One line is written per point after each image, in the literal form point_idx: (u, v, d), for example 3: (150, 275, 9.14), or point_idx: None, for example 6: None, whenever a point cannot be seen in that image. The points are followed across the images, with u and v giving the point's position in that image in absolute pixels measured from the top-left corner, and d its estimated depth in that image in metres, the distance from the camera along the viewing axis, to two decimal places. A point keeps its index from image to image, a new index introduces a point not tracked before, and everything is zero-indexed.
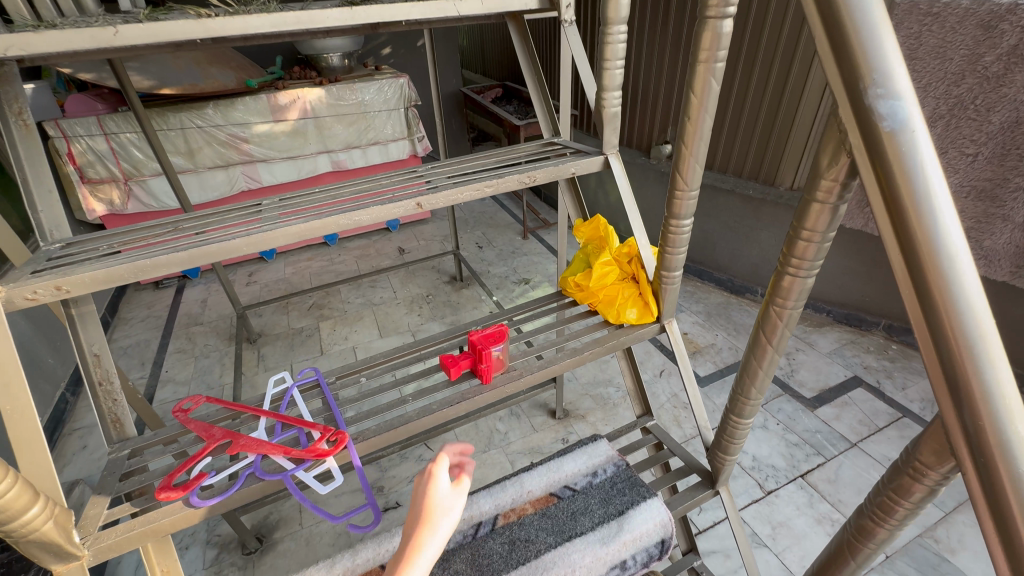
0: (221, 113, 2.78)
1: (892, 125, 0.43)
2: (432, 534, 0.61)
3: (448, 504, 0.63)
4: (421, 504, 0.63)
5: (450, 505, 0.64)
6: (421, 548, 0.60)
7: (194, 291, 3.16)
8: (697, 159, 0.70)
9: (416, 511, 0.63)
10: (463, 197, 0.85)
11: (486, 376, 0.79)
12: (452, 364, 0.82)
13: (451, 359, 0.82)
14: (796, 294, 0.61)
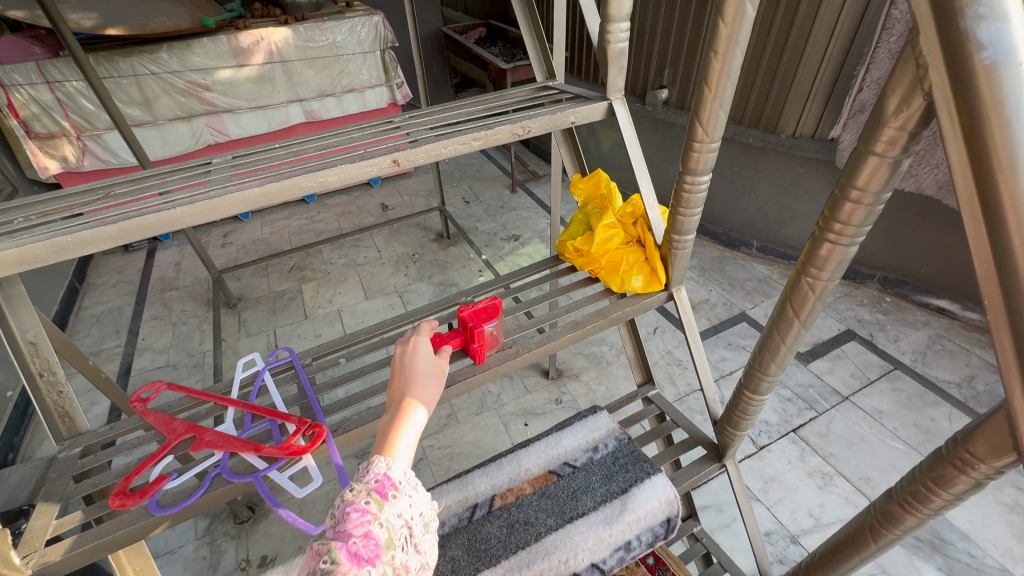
0: (177, 58, 2.53)
1: (994, 57, 0.32)
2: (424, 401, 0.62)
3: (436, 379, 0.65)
4: (413, 376, 0.64)
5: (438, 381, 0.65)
6: (414, 418, 0.60)
7: (166, 254, 3.00)
8: (722, 104, 0.59)
9: (407, 382, 0.63)
10: (446, 152, 0.74)
11: (479, 357, 0.74)
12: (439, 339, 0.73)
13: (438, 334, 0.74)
14: (834, 264, 0.52)
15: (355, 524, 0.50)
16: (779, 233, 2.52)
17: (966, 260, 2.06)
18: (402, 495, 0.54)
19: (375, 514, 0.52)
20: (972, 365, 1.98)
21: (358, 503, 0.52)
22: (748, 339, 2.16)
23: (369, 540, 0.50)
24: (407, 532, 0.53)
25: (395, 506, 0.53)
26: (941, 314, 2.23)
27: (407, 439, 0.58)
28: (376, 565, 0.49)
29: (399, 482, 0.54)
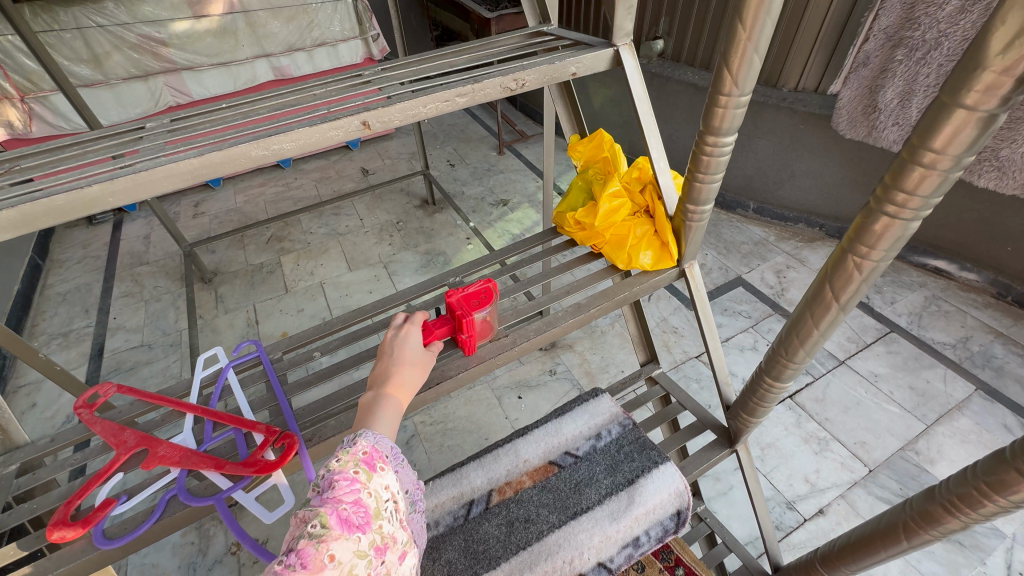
0: (124, 8, 2.27)
1: None
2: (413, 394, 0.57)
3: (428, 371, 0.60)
4: (405, 362, 0.57)
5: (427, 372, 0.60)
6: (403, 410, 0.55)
7: (134, 226, 2.83)
8: (756, 47, 0.49)
9: (398, 368, 0.57)
10: (427, 112, 0.63)
11: (468, 348, 0.67)
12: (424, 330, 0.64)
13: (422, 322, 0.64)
14: (890, 239, 0.44)
15: (344, 491, 0.45)
16: (776, 193, 2.44)
17: (967, 219, 2.01)
18: (389, 466, 0.50)
19: (364, 483, 0.47)
20: (968, 326, 1.97)
21: (344, 472, 0.46)
22: (744, 304, 2.12)
23: (359, 508, 0.45)
24: (392, 507, 0.49)
25: (383, 477, 0.48)
26: (938, 274, 2.20)
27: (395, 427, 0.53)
28: (366, 533, 0.44)
29: (387, 455, 0.50)
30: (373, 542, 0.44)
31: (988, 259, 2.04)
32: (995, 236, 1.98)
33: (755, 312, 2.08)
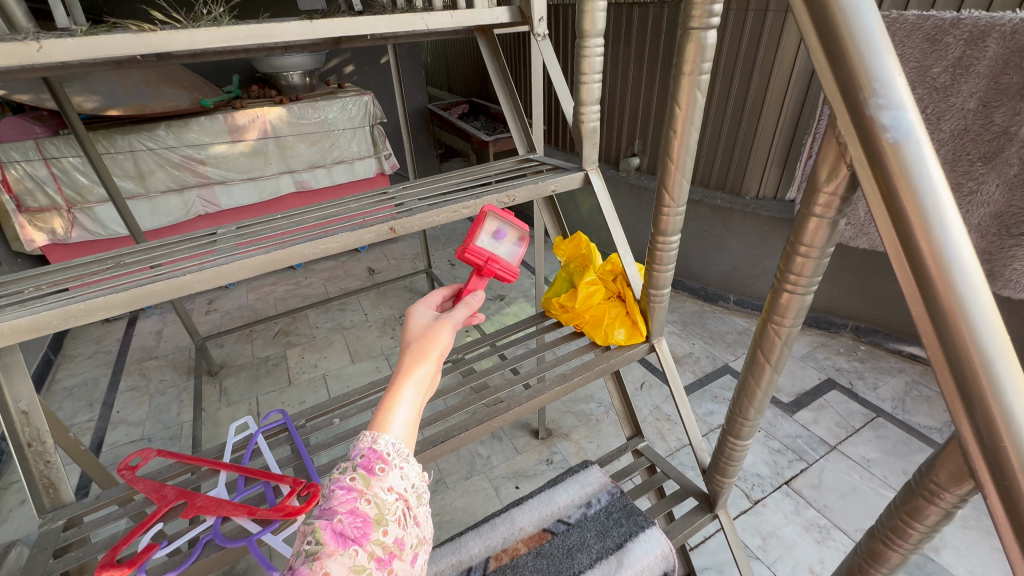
0: (173, 135, 2.64)
1: (896, 137, 0.41)
2: (427, 364, 0.53)
3: (438, 335, 0.55)
4: (410, 341, 0.56)
5: (443, 337, 0.56)
6: (412, 385, 0.52)
7: (148, 322, 2.97)
8: (683, 173, 0.67)
9: (403, 348, 0.55)
10: (439, 220, 0.80)
11: (494, 271, 0.75)
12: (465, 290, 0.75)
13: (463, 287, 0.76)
14: (795, 310, 0.58)
15: (340, 501, 0.45)
16: (753, 287, 2.64)
17: None
18: (391, 466, 0.48)
19: (361, 489, 0.46)
20: None
21: (344, 480, 0.47)
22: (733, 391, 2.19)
23: (356, 517, 0.45)
24: (401, 507, 0.48)
25: (384, 480, 0.48)
26: (914, 360, 2.31)
27: (401, 409, 0.50)
28: (364, 545, 0.43)
29: (388, 454, 0.48)
30: (373, 553, 0.44)
31: None
32: None
33: None
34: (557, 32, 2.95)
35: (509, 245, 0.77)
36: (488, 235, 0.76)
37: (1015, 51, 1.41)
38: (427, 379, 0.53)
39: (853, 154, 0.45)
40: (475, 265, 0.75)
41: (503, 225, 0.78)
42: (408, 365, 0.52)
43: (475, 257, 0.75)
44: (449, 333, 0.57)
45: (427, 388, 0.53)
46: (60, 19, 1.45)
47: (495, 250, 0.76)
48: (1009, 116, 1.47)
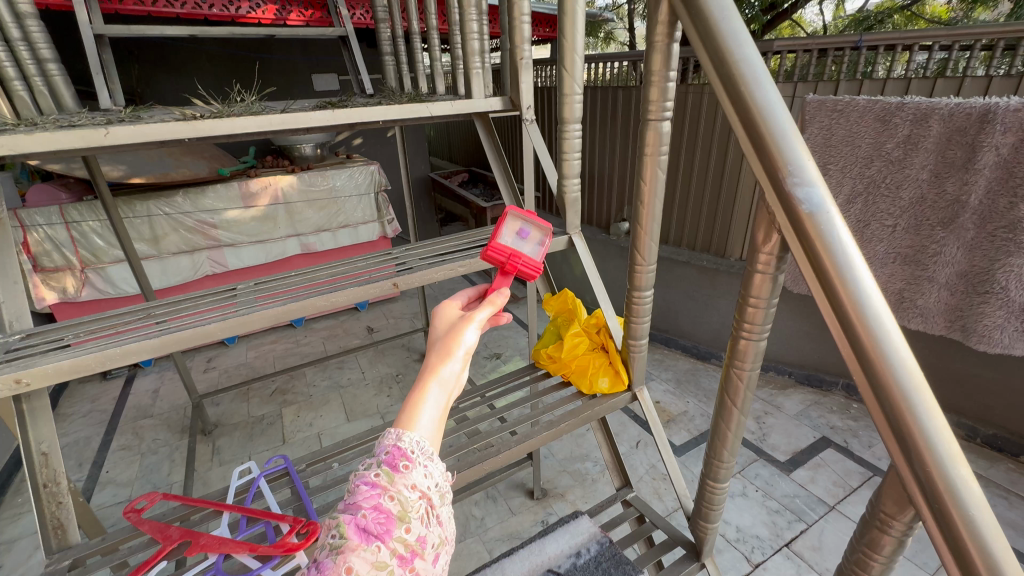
0: (190, 201, 2.82)
1: (810, 207, 0.51)
2: (454, 360, 0.50)
3: (464, 331, 0.52)
4: (437, 337, 0.53)
5: (471, 331, 0.53)
6: (438, 384, 0.49)
7: (145, 380, 2.98)
8: (652, 236, 0.77)
9: (429, 346, 0.53)
10: (438, 277, 0.88)
11: (517, 269, 0.68)
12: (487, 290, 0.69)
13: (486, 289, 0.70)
14: (752, 356, 0.65)
15: (364, 496, 0.44)
16: None
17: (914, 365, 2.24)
18: (416, 464, 0.46)
19: (384, 486, 0.45)
20: None
21: (368, 476, 0.46)
22: None
23: (380, 514, 0.44)
24: (425, 505, 0.46)
25: (409, 477, 0.46)
26: None
27: (428, 407, 0.49)
28: (386, 542, 0.43)
29: (413, 452, 0.46)
30: (395, 551, 0.43)
31: (946, 402, 2.21)
32: (941, 379, 2.19)
33: (740, 457, 2.14)
34: (545, 112, 3.23)
35: (533, 242, 0.71)
36: (510, 234, 0.70)
37: (954, 129, 1.56)
38: (455, 376, 0.50)
39: (781, 220, 0.55)
40: (498, 265, 0.69)
41: (527, 223, 0.71)
42: (435, 362, 0.50)
43: (498, 256, 0.69)
44: (478, 329, 0.54)
45: (454, 386, 0.50)
46: (103, 100, 1.64)
47: (518, 247, 0.70)
48: (959, 185, 1.61)
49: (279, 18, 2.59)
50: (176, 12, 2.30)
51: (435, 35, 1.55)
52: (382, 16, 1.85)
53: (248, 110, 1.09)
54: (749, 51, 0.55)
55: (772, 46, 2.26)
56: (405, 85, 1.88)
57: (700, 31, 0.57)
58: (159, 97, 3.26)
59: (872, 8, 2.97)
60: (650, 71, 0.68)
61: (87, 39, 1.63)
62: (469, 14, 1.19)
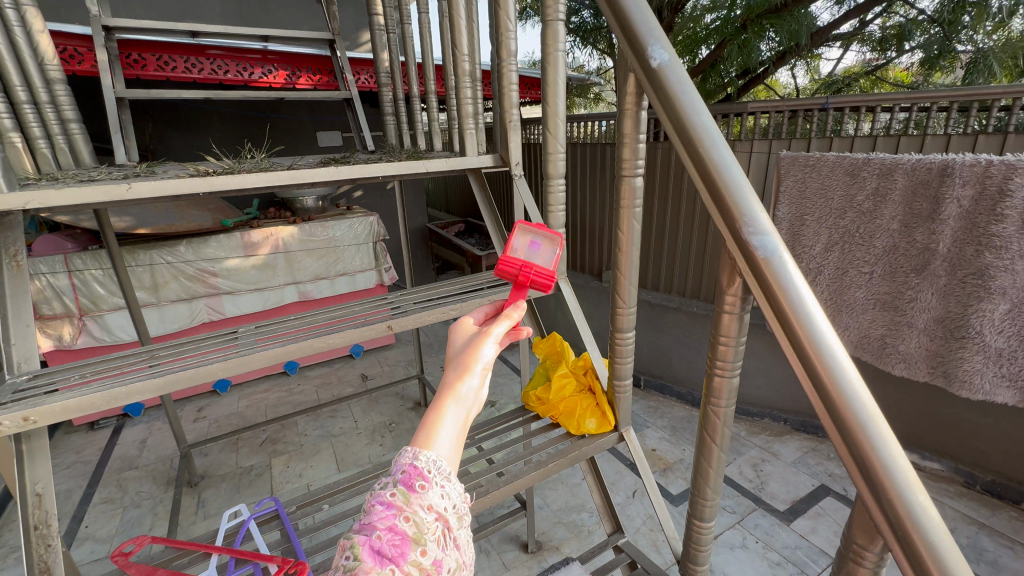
0: (193, 250, 2.89)
1: (765, 253, 0.57)
2: (472, 377, 0.50)
3: (482, 347, 0.52)
4: (454, 356, 0.53)
5: (487, 348, 0.52)
6: (456, 402, 0.48)
7: (133, 430, 2.93)
8: (630, 281, 0.83)
9: (448, 363, 0.52)
10: (430, 320, 0.93)
11: (531, 281, 0.69)
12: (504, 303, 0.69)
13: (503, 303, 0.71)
14: (727, 393, 0.69)
15: (378, 516, 0.43)
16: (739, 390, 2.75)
17: (907, 410, 2.26)
18: (433, 484, 0.45)
19: (400, 506, 0.43)
20: (949, 517, 1.99)
21: (383, 496, 0.44)
22: (727, 499, 2.15)
23: (395, 536, 0.42)
24: (441, 528, 0.45)
25: (425, 498, 0.44)
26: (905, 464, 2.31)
27: (447, 426, 0.48)
28: (401, 565, 0.41)
29: (430, 471, 0.45)
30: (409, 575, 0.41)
31: (942, 448, 2.21)
32: (935, 425, 2.20)
33: (739, 507, 2.10)
34: (535, 167, 3.40)
35: (545, 253, 0.71)
36: (521, 246, 0.71)
37: (919, 182, 1.68)
38: (473, 394, 0.50)
39: (741, 266, 0.60)
40: (511, 277, 0.70)
41: (537, 235, 0.72)
42: (452, 380, 0.49)
43: (509, 268, 0.70)
44: (493, 346, 0.54)
45: (472, 404, 0.49)
46: (119, 156, 1.75)
47: (530, 259, 0.71)
48: (927, 234, 1.70)
49: (289, 82, 2.77)
50: (193, 77, 2.47)
51: (432, 98, 1.68)
52: (384, 80, 2.01)
53: (258, 166, 1.17)
54: (706, 117, 0.62)
55: (747, 107, 2.43)
56: (404, 141, 2.01)
57: (662, 102, 0.65)
58: (169, 152, 3.42)
59: (839, 72, 3.21)
60: (622, 133, 0.76)
61: (109, 100, 1.76)
62: (464, 83, 1.31)
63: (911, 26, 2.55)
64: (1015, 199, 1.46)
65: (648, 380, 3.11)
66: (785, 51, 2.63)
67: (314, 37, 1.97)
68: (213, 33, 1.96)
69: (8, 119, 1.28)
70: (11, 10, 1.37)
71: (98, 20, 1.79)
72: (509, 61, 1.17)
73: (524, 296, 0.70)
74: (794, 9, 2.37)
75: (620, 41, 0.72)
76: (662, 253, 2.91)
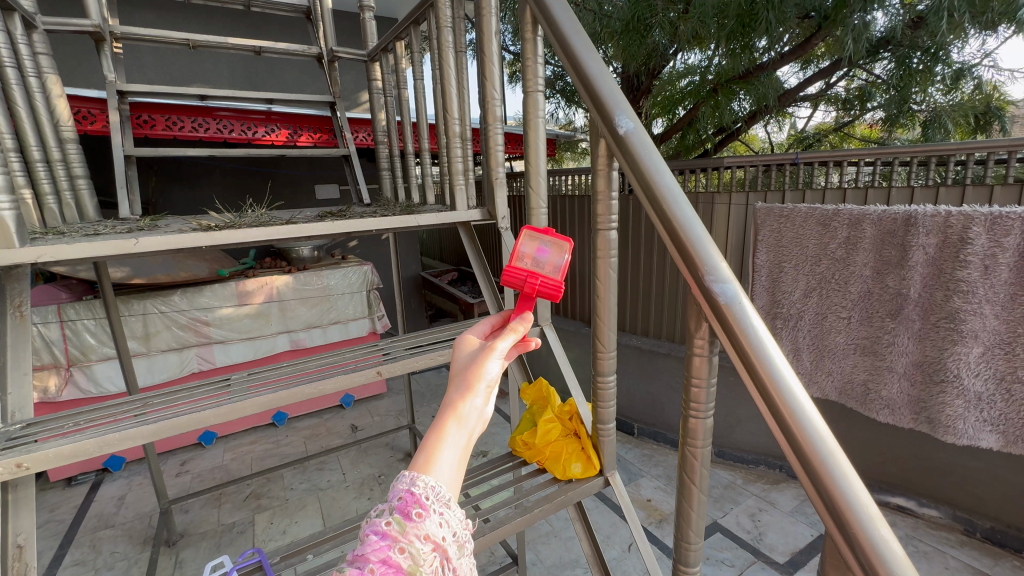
0: (187, 300, 2.92)
1: (726, 299, 0.61)
2: (474, 398, 0.53)
3: (484, 368, 0.55)
4: (457, 373, 0.56)
5: (489, 367, 0.56)
6: (457, 424, 0.52)
7: (112, 487, 2.83)
8: (609, 326, 0.87)
9: (451, 381, 0.56)
10: (418, 365, 0.96)
11: (537, 293, 0.71)
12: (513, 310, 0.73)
13: (513, 309, 0.74)
14: (702, 434, 0.72)
15: (373, 548, 0.43)
16: (732, 437, 2.75)
17: (899, 455, 2.25)
18: (430, 512, 0.45)
19: (396, 536, 0.44)
20: (952, 567, 1.94)
21: (378, 526, 0.45)
22: (725, 551, 2.09)
23: (389, 568, 0.42)
24: (438, 558, 0.45)
25: (422, 526, 0.45)
26: (904, 511, 2.28)
27: (449, 449, 0.50)
28: None
29: (428, 499, 0.46)
30: None
31: (938, 494, 2.18)
32: (929, 470, 2.19)
33: (738, 559, 2.04)
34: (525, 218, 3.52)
35: (552, 259, 0.73)
36: (528, 254, 0.73)
37: (885, 232, 1.77)
38: (475, 414, 0.53)
39: (706, 311, 0.64)
40: (518, 286, 0.72)
41: (543, 241, 0.73)
42: (455, 401, 0.53)
43: (516, 278, 0.71)
44: (496, 363, 0.57)
45: (473, 424, 0.53)
46: (123, 210, 1.82)
47: (536, 268, 0.72)
48: (898, 280, 1.78)
49: (291, 140, 2.92)
50: (199, 136, 2.60)
51: (425, 155, 1.79)
52: (382, 139, 2.14)
53: (258, 220, 1.24)
54: (668, 179, 0.69)
55: (723, 162, 2.57)
56: (399, 195, 2.11)
57: (629, 165, 0.72)
58: (170, 205, 3.52)
59: (811, 128, 3.42)
60: (596, 190, 0.83)
61: (117, 158, 1.85)
62: (454, 143, 1.41)
63: (871, 88, 2.77)
64: (975, 247, 1.55)
65: (642, 428, 3.09)
66: (756, 111, 2.82)
67: (315, 101, 2.10)
68: (221, 97, 2.09)
69: (22, 178, 1.35)
70: (35, 79, 1.48)
71: (113, 85, 1.91)
72: (495, 124, 1.28)
73: (532, 304, 0.73)
74: (761, 74, 2.57)
75: (591, 111, 0.81)
76: (650, 299, 2.98)
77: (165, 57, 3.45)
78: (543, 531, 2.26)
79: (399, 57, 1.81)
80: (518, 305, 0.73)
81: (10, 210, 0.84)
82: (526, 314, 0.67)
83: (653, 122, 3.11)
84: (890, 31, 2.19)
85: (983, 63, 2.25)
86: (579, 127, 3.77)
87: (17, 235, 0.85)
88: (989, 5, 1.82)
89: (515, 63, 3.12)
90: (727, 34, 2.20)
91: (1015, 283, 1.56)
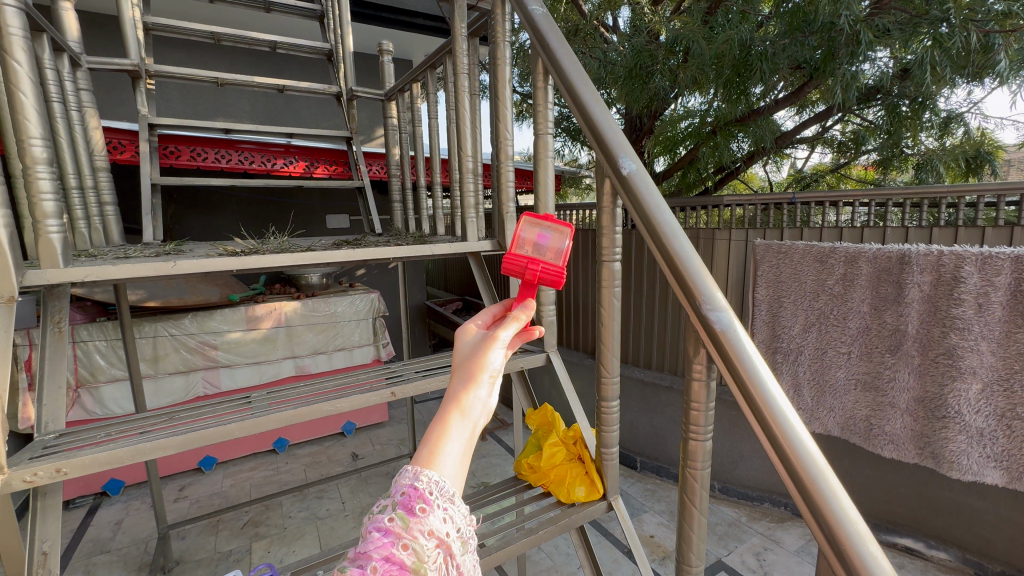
0: (197, 324, 2.97)
1: (721, 326, 0.66)
2: (477, 390, 0.57)
3: (487, 361, 0.60)
4: (461, 364, 0.60)
5: (491, 359, 0.60)
6: (462, 416, 0.56)
7: (109, 511, 2.80)
8: (613, 352, 0.92)
9: (454, 373, 0.60)
10: (430, 387, 1.00)
11: (540, 278, 0.76)
12: (517, 297, 0.75)
13: (514, 298, 0.77)
14: (702, 457, 0.75)
15: (376, 545, 0.46)
16: (735, 472, 2.73)
17: (906, 494, 2.23)
18: (433, 507, 0.49)
19: (399, 532, 0.47)
20: None
21: (382, 523, 0.48)
22: None
23: (392, 564, 0.45)
24: (442, 554, 0.48)
25: (426, 522, 0.48)
26: (912, 553, 2.23)
27: (452, 445, 0.54)
28: None
29: (430, 493, 0.50)
30: None
31: (946, 535, 2.15)
32: (936, 511, 2.16)
33: None
34: None
35: (552, 245, 0.78)
36: (529, 240, 0.78)
37: (881, 270, 1.82)
38: (479, 405, 0.57)
39: (703, 337, 0.69)
40: (520, 273, 0.77)
41: (544, 228, 0.78)
42: (459, 393, 0.57)
43: (517, 265, 0.77)
44: (498, 354, 0.62)
45: (477, 415, 0.57)
46: (147, 235, 1.90)
47: (537, 255, 0.78)
48: (895, 316, 1.82)
49: (307, 171, 3.05)
50: (221, 166, 2.72)
51: (437, 188, 1.88)
52: (395, 172, 2.24)
53: (281, 246, 1.31)
54: (667, 216, 0.76)
55: (723, 201, 2.66)
56: (409, 225, 2.19)
57: (633, 202, 0.79)
58: (186, 232, 3.64)
59: (809, 169, 3.53)
60: (601, 225, 0.89)
61: (144, 185, 1.95)
62: (467, 179, 1.49)
63: (865, 133, 2.89)
64: (968, 286, 1.60)
65: (644, 462, 3.07)
66: (754, 151, 2.94)
67: (333, 135, 2.21)
68: (244, 131, 2.21)
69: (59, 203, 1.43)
70: (75, 113, 1.59)
71: (145, 118, 2.02)
72: (507, 161, 1.36)
73: (534, 291, 0.76)
74: (757, 117, 2.70)
75: (596, 152, 0.88)
76: (653, 332, 3.01)
77: (191, 92, 3.63)
78: (544, 565, 2.22)
79: (415, 96, 1.92)
80: (521, 292, 0.76)
81: (59, 234, 0.92)
82: (528, 302, 0.71)
83: (655, 160, 3.23)
84: (880, 80, 2.31)
85: (970, 111, 2.36)
86: (584, 164, 3.89)
87: (61, 256, 0.92)
88: (970, 60, 1.94)
89: (523, 103, 3.28)
90: (725, 81, 2.32)
91: (1011, 321, 1.59)
